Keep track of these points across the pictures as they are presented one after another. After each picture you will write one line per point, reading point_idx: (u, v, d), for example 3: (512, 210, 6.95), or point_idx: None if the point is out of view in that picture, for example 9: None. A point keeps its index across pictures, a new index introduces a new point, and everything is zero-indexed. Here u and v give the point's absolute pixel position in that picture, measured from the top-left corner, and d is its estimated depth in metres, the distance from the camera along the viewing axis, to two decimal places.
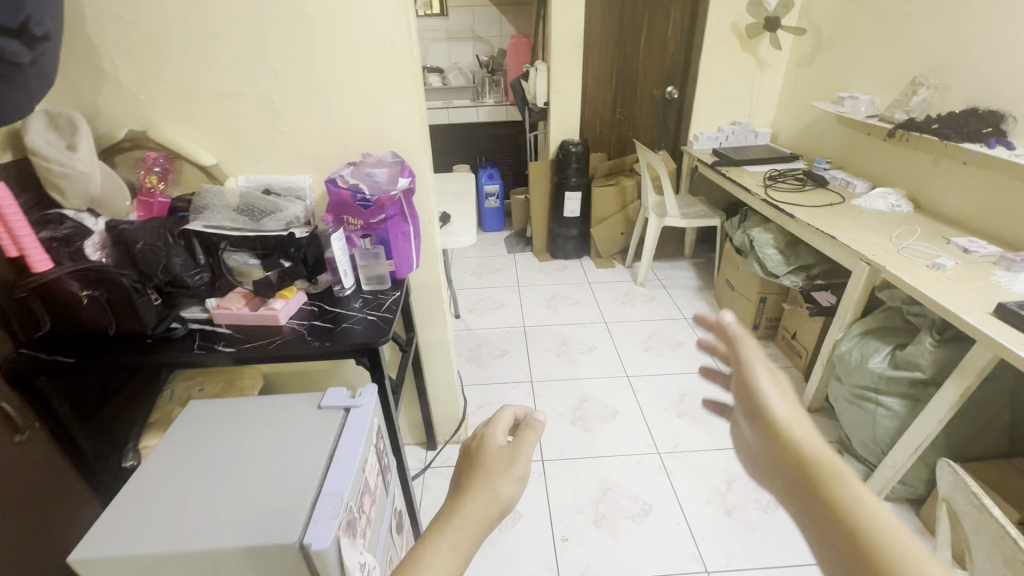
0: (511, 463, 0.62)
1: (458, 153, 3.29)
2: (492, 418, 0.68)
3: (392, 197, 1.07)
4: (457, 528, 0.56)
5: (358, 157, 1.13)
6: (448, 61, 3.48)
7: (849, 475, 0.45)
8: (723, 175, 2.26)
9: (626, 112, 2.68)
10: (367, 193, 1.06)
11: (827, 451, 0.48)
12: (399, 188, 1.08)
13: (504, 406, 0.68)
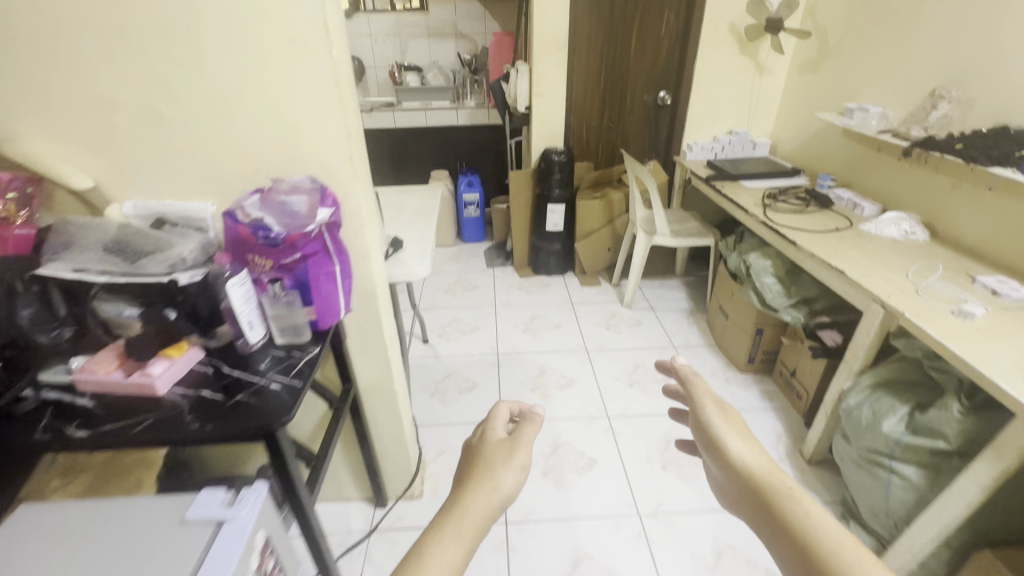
0: (511, 455, 0.72)
1: (437, 158, 3.08)
2: (490, 411, 0.79)
3: (305, 233, 0.86)
4: (462, 518, 0.62)
5: (268, 183, 0.92)
6: (428, 58, 3.26)
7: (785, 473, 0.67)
8: (717, 191, 2.07)
9: (615, 119, 2.48)
10: (273, 229, 0.85)
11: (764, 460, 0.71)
12: (315, 221, 0.87)
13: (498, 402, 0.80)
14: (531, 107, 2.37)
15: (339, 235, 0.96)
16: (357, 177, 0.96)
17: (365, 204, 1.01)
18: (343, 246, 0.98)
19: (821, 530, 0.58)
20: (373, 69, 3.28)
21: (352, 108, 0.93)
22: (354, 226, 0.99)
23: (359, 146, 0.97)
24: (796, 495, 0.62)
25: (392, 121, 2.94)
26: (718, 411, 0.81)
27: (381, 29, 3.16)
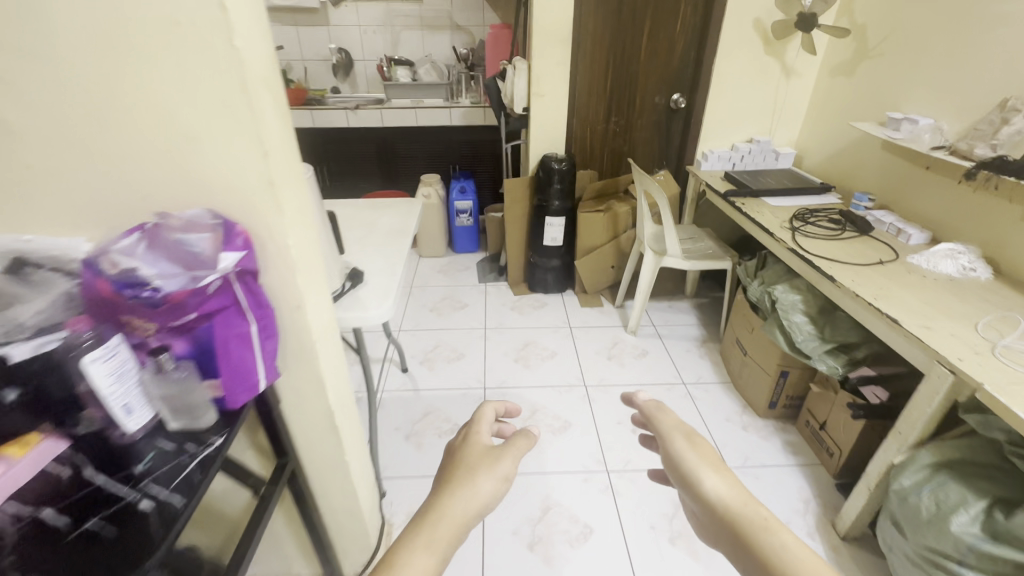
0: (495, 463, 0.76)
1: (429, 160, 2.85)
2: (478, 412, 0.84)
3: (204, 289, 0.62)
4: (438, 526, 0.66)
5: (156, 216, 0.69)
6: (422, 52, 3.02)
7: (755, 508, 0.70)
8: (736, 209, 1.82)
9: (622, 124, 2.24)
10: (158, 281, 0.61)
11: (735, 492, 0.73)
12: (220, 271, 0.64)
13: (488, 404, 0.85)
14: (529, 109, 2.13)
15: (261, 284, 0.74)
16: (287, 208, 0.73)
17: (300, 241, 0.78)
18: (265, 297, 0.75)
19: (783, 554, 0.62)
20: (363, 62, 3.04)
21: (276, 116, 0.69)
22: (284, 271, 0.76)
23: (289, 166, 0.74)
24: (774, 530, 0.65)
25: (381, 119, 2.70)
26: (687, 442, 0.81)
27: (371, 19, 2.91)
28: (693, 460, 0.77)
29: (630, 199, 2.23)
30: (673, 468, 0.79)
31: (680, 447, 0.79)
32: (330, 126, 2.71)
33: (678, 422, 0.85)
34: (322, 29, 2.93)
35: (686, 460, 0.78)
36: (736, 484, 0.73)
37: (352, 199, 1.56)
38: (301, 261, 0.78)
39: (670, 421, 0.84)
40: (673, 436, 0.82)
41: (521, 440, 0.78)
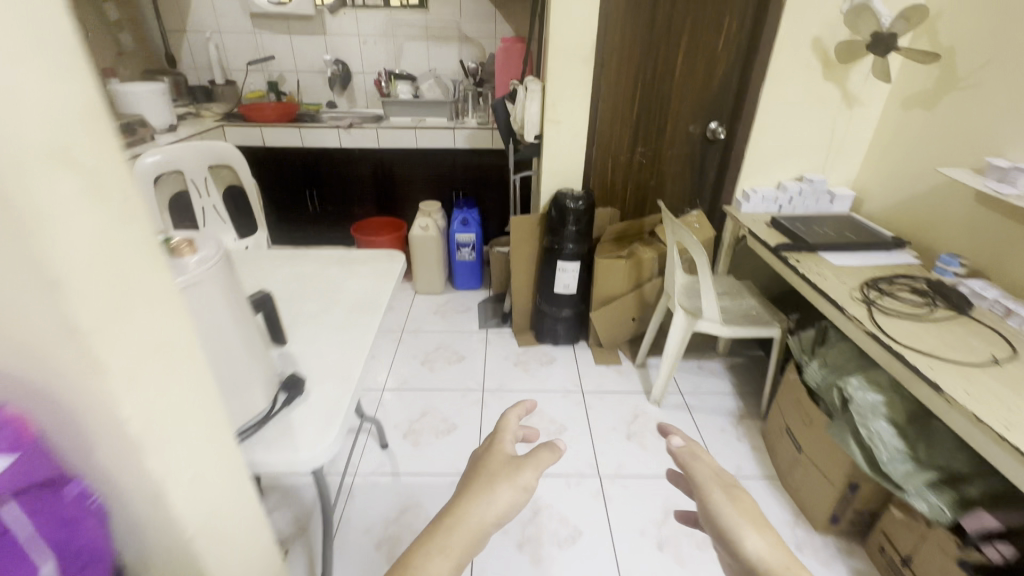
0: (516, 472, 0.63)
1: (430, 185, 2.56)
2: (501, 416, 0.71)
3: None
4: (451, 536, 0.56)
5: None
6: (426, 66, 2.75)
7: None
8: (790, 268, 1.49)
9: (649, 155, 1.93)
10: None
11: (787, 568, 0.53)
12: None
13: (510, 406, 0.70)
14: (542, 137, 1.83)
15: (102, 526, 0.32)
16: (153, 391, 0.32)
17: (195, 429, 0.35)
18: (110, 552, 0.33)
19: None
20: (362, 75, 2.77)
21: (88, 171, 0.26)
22: (158, 511, 0.33)
23: (162, 292, 0.31)
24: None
25: (377, 140, 2.42)
26: (725, 495, 0.60)
27: (371, 28, 2.64)
28: (730, 517, 0.57)
29: (656, 243, 1.91)
30: (710, 526, 0.59)
31: (718, 503, 0.58)
32: (320, 146, 2.44)
33: (716, 470, 0.63)
34: (317, 38, 2.67)
35: (724, 522, 0.57)
36: (782, 554, 0.54)
37: (319, 252, 1.27)
38: (201, 473, 0.36)
39: (708, 468, 0.62)
40: (712, 486, 0.60)
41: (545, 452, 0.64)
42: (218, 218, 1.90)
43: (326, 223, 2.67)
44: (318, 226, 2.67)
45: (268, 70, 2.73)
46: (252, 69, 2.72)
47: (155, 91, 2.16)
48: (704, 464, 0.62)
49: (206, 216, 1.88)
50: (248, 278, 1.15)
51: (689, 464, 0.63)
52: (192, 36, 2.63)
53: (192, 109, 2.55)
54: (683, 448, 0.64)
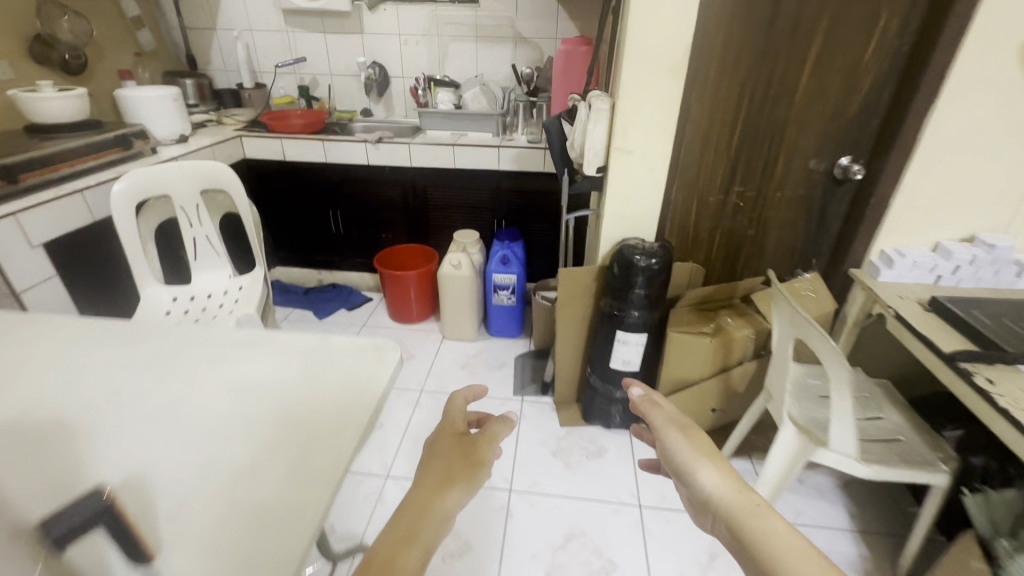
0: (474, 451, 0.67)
1: (467, 212, 2.19)
2: (451, 398, 0.72)
3: None
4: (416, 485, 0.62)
5: None
6: (474, 70, 2.37)
7: (765, 510, 0.64)
8: (978, 394, 0.98)
9: (749, 198, 1.45)
10: None
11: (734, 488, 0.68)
12: None
13: (460, 391, 0.72)
14: (606, 169, 1.40)
15: None
16: None
17: None
18: None
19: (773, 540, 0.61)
20: (401, 79, 2.43)
21: None
22: None
23: None
24: (767, 517, 0.63)
25: (409, 159, 2.08)
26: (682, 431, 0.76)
27: (413, 26, 2.30)
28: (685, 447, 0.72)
29: (753, 317, 1.43)
30: (668, 458, 0.76)
31: (676, 442, 0.73)
32: (345, 163, 2.13)
33: (669, 415, 0.78)
34: (353, 37, 2.36)
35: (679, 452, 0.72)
36: (730, 476, 0.69)
37: (284, 335, 0.92)
38: None
39: (663, 411, 0.79)
40: (669, 427, 0.77)
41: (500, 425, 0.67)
42: (212, 249, 1.61)
43: (350, 248, 2.36)
44: (343, 250, 2.37)
45: (299, 72, 2.46)
46: (283, 71, 2.45)
47: (164, 96, 1.91)
48: (663, 406, 0.80)
49: (197, 248, 1.59)
50: (172, 384, 0.81)
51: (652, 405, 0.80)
52: (221, 35, 2.40)
53: (215, 115, 2.30)
54: (642, 398, 0.80)
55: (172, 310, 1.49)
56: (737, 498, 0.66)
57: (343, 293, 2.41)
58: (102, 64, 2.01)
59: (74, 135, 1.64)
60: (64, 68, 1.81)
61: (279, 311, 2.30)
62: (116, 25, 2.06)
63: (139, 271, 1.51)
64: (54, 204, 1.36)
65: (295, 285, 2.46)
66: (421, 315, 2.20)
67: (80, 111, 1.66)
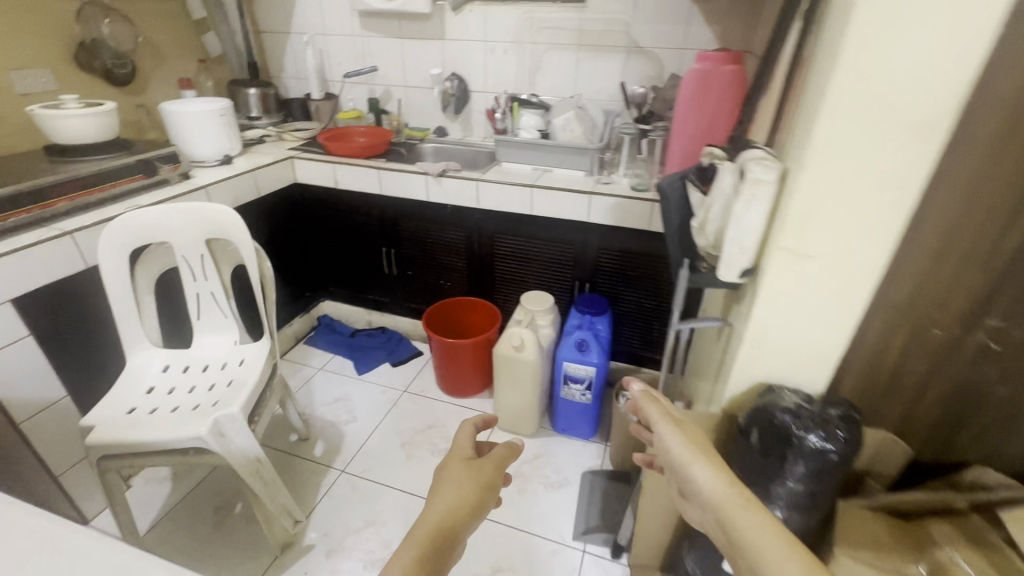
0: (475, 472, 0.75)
1: (543, 269, 1.74)
2: (460, 424, 0.80)
3: None
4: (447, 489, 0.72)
5: None
6: (570, 87, 1.90)
7: (752, 506, 0.65)
8: None
9: (1015, 339, 0.80)
10: None
11: (722, 482, 0.69)
12: None
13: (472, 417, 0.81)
14: (754, 274, 0.87)
15: None
16: None
17: None
18: None
19: (757, 541, 0.61)
20: (483, 95, 2.03)
21: None
22: None
23: None
24: (752, 514, 0.63)
25: (475, 199, 1.66)
26: (674, 429, 0.78)
27: (501, 31, 1.89)
28: (678, 445, 0.75)
29: (1001, 556, 0.75)
30: (663, 457, 0.76)
31: (669, 437, 0.75)
32: (401, 197, 1.76)
33: (665, 410, 0.82)
34: (431, 44, 2.00)
35: (675, 450, 0.75)
36: (722, 472, 0.69)
37: None
38: None
39: (659, 410, 0.81)
40: (662, 424, 0.79)
41: (506, 450, 0.78)
42: (217, 309, 1.30)
43: (403, 291, 2.01)
44: (395, 293, 2.03)
45: (371, 83, 2.14)
46: (354, 80, 2.15)
47: (209, 111, 1.67)
48: (658, 406, 0.81)
49: (201, 306, 1.30)
50: None
51: (644, 404, 0.81)
52: (295, 39, 2.16)
53: (275, 130, 2.06)
54: (642, 393, 0.84)
55: (157, 386, 1.20)
56: (724, 497, 0.67)
57: (390, 342, 2.07)
58: (159, 71, 1.83)
59: (98, 156, 1.43)
60: (109, 77, 1.63)
61: (318, 357, 2.02)
62: (180, 29, 1.88)
63: (128, 332, 1.24)
64: (32, 251, 1.12)
65: (343, 325, 2.18)
66: (473, 388, 1.79)
67: (109, 129, 1.45)
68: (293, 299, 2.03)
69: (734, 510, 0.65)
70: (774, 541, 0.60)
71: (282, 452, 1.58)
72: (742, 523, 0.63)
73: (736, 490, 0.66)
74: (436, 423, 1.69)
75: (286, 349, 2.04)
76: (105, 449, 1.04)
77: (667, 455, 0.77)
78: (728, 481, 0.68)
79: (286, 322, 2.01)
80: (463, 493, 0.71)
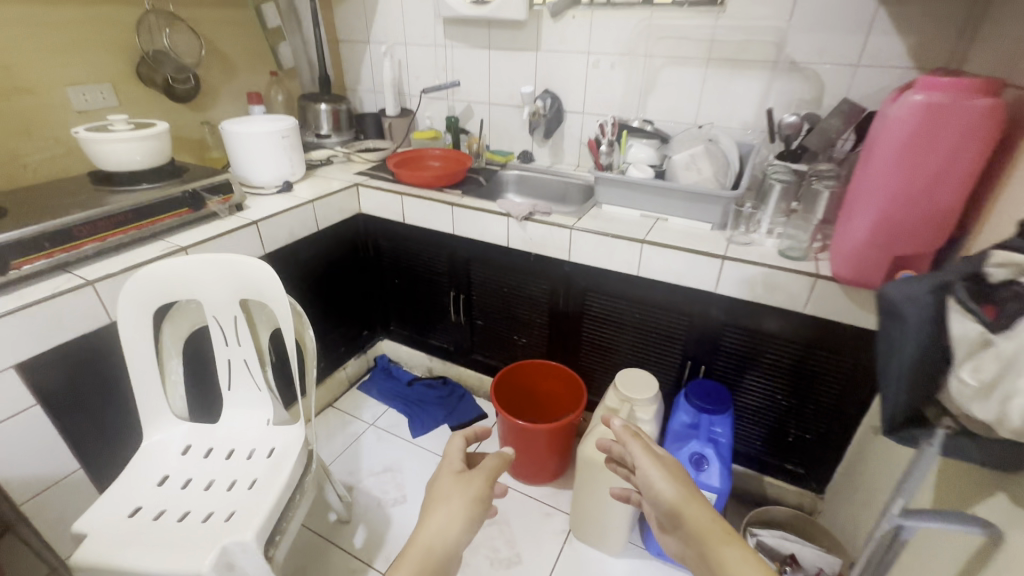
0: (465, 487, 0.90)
1: (644, 340, 1.39)
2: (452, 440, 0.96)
3: None
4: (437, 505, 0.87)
5: None
6: (691, 110, 1.54)
7: (735, 542, 0.69)
8: None
9: None
10: None
11: (708, 515, 0.73)
12: None
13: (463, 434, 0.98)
14: None
15: None
16: None
17: None
18: None
19: None
20: (580, 115, 1.71)
21: None
22: None
23: None
24: (735, 554, 0.68)
25: (566, 251, 1.34)
26: (651, 455, 0.83)
27: (608, 42, 1.56)
28: (663, 482, 0.78)
29: None
30: (644, 485, 0.82)
31: (651, 473, 0.80)
32: (475, 239, 1.48)
33: (643, 439, 0.86)
34: (523, 55, 1.71)
35: (659, 486, 0.79)
36: (697, 498, 0.75)
37: None
38: None
39: (636, 442, 0.84)
40: (641, 456, 0.83)
41: (492, 461, 0.95)
42: (250, 380, 1.08)
43: (470, 341, 1.74)
44: (461, 343, 1.76)
45: (452, 98, 1.89)
46: (433, 96, 1.91)
47: (271, 133, 1.48)
48: (635, 441, 0.83)
49: (233, 375, 1.08)
50: None
51: (623, 441, 0.83)
52: (374, 49, 1.96)
53: (344, 150, 1.86)
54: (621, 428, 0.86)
55: (172, 476, 0.99)
56: (707, 529, 0.72)
57: (450, 398, 1.80)
58: (228, 85, 1.68)
59: (145, 184, 1.26)
60: (168, 92, 1.48)
61: (371, 408, 1.79)
62: (252, 40, 1.71)
63: (148, 404, 1.04)
64: (45, 308, 0.94)
65: (401, 369, 1.94)
66: (545, 476, 1.47)
67: (158, 154, 1.28)
68: (349, 339, 1.82)
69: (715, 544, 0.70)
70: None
71: (318, 534, 1.34)
72: (724, 561, 0.68)
73: (720, 527, 0.71)
74: (498, 517, 1.40)
75: (339, 394, 1.84)
76: (94, 572, 0.82)
77: (647, 482, 0.82)
78: (710, 513, 0.73)
79: (340, 365, 1.81)
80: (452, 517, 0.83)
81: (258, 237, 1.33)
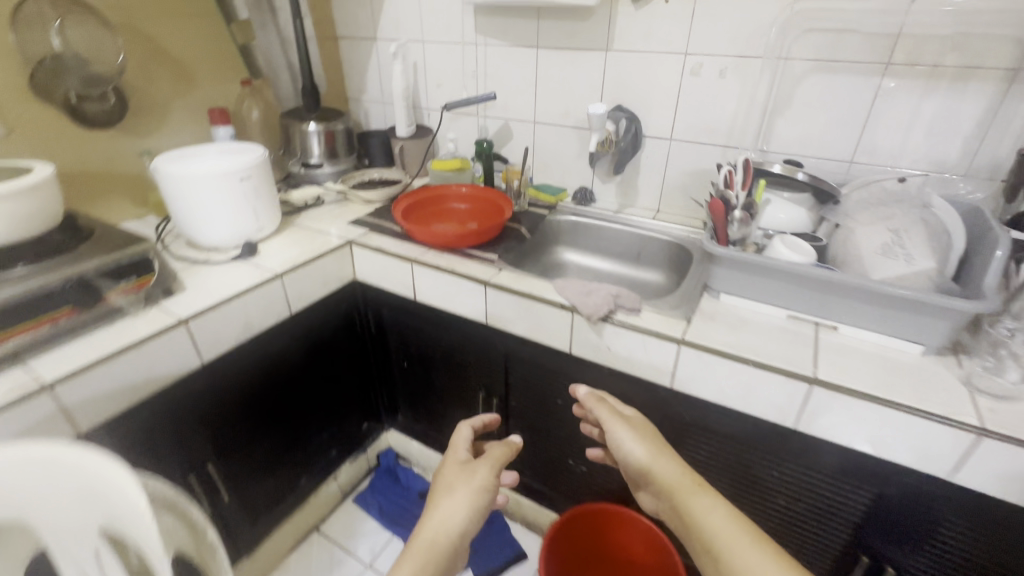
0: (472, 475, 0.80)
1: (782, 507, 0.90)
2: (457, 429, 0.87)
3: None
4: (448, 494, 0.76)
5: None
6: (846, 140, 1.02)
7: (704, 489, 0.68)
8: None
9: None
10: None
11: (675, 475, 0.70)
12: None
13: (466, 421, 0.89)
14: None
15: None
16: None
17: None
18: None
19: (712, 524, 0.63)
20: (665, 142, 1.20)
21: None
22: None
23: None
24: (700, 501, 0.66)
25: (665, 374, 0.84)
26: (619, 421, 0.79)
27: (717, 37, 1.05)
28: (634, 444, 0.76)
29: None
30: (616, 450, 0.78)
31: (622, 435, 0.77)
32: (517, 334, 0.99)
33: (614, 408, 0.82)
34: (585, 57, 1.21)
35: (633, 451, 0.75)
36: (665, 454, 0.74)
37: None
38: None
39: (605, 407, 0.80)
40: (614, 423, 0.79)
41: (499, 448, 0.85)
42: None
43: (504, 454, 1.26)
44: None
45: (483, 115, 1.41)
46: (459, 110, 1.43)
47: (223, 175, 1.00)
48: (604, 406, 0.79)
49: None
50: None
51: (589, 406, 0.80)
52: (382, 49, 1.49)
53: (339, 184, 1.40)
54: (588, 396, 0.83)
55: None
56: (674, 481, 0.69)
57: None
58: (180, 101, 1.22)
59: (19, 265, 0.79)
60: (77, 116, 1.04)
61: (370, 538, 1.35)
62: (211, 38, 1.24)
63: None
64: None
65: (411, 474, 1.50)
66: None
67: (37, 218, 0.82)
68: (344, 439, 1.37)
69: (682, 493, 0.68)
70: (734, 527, 0.63)
71: None
72: (691, 510, 0.66)
73: (692, 479, 0.69)
74: None
75: (328, 512, 1.40)
76: None
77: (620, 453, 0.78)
78: (680, 469, 0.71)
79: (331, 474, 1.37)
80: (462, 501, 0.75)
81: (191, 340, 0.87)
